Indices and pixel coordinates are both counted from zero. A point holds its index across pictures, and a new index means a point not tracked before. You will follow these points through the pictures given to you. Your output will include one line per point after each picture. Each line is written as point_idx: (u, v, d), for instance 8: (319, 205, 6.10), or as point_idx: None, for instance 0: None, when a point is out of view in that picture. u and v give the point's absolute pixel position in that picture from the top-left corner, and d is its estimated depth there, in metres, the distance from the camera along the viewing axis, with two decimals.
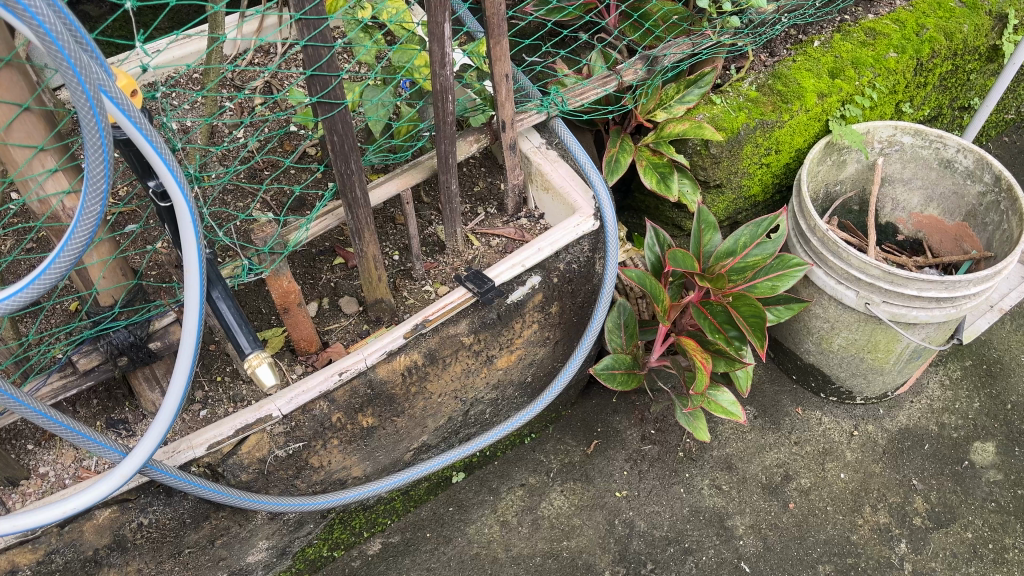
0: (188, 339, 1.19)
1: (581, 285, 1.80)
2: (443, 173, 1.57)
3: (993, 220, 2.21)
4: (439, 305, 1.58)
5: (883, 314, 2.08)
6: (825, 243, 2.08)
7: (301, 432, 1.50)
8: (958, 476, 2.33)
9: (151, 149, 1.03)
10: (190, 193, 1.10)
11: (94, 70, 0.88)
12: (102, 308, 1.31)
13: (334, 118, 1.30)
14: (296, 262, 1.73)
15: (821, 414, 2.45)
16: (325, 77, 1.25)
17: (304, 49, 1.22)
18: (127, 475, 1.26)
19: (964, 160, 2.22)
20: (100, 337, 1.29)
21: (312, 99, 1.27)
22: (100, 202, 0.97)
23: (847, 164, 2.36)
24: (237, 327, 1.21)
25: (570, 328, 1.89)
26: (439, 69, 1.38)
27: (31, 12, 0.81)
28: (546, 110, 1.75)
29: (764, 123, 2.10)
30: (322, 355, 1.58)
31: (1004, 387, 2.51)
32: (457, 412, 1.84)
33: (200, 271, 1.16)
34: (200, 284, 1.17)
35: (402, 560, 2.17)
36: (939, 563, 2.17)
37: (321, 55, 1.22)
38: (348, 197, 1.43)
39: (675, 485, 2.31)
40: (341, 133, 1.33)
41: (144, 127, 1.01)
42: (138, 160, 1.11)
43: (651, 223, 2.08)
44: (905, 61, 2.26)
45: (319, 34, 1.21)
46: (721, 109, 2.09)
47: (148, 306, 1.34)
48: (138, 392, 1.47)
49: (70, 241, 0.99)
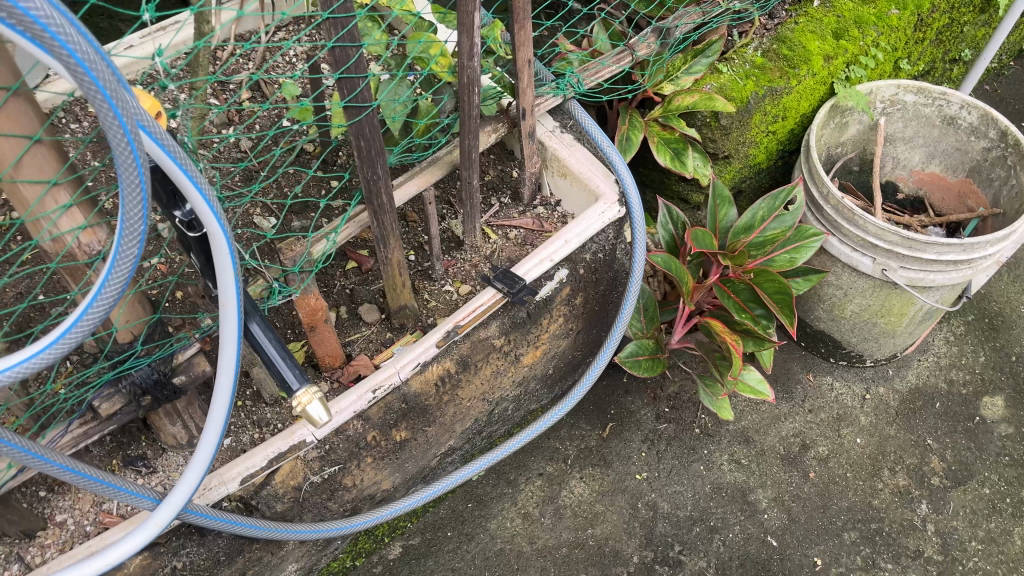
0: (226, 376, 1.09)
1: (605, 273, 1.72)
2: (465, 168, 1.48)
3: (999, 176, 2.18)
4: (468, 309, 1.50)
5: (900, 280, 2.04)
6: (840, 211, 2.03)
7: (336, 455, 1.42)
8: (971, 433, 2.34)
9: (185, 179, 0.91)
10: (226, 221, 0.99)
11: (130, 101, 0.77)
12: (121, 347, 1.19)
13: (362, 122, 1.19)
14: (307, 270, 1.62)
15: (832, 379, 2.43)
16: (353, 79, 1.14)
17: (332, 49, 1.11)
18: (162, 522, 1.18)
19: (968, 117, 2.18)
20: (121, 378, 1.18)
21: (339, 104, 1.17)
22: (137, 245, 0.86)
23: (849, 126, 2.31)
24: (280, 360, 1.10)
25: (592, 317, 1.82)
26: (467, 62, 1.28)
27: (64, 43, 0.70)
28: (562, 93, 1.67)
29: (772, 90, 2.04)
30: (348, 370, 1.49)
31: (1007, 339, 2.52)
32: (484, 413, 1.77)
33: (237, 303, 1.05)
34: (237, 318, 1.06)
35: (426, 562, 2.11)
36: (960, 521, 2.18)
37: (349, 55, 1.12)
38: (373, 203, 1.32)
39: (695, 462, 2.28)
40: (370, 139, 1.23)
41: (178, 155, 0.90)
42: (163, 188, 1.00)
43: (663, 200, 2.03)
44: (907, 16, 2.23)
45: (347, 34, 1.10)
46: (728, 78, 2.02)
47: (170, 341, 1.24)
48: (157, 428, 1.35)
49: (104, 289, 0.88)
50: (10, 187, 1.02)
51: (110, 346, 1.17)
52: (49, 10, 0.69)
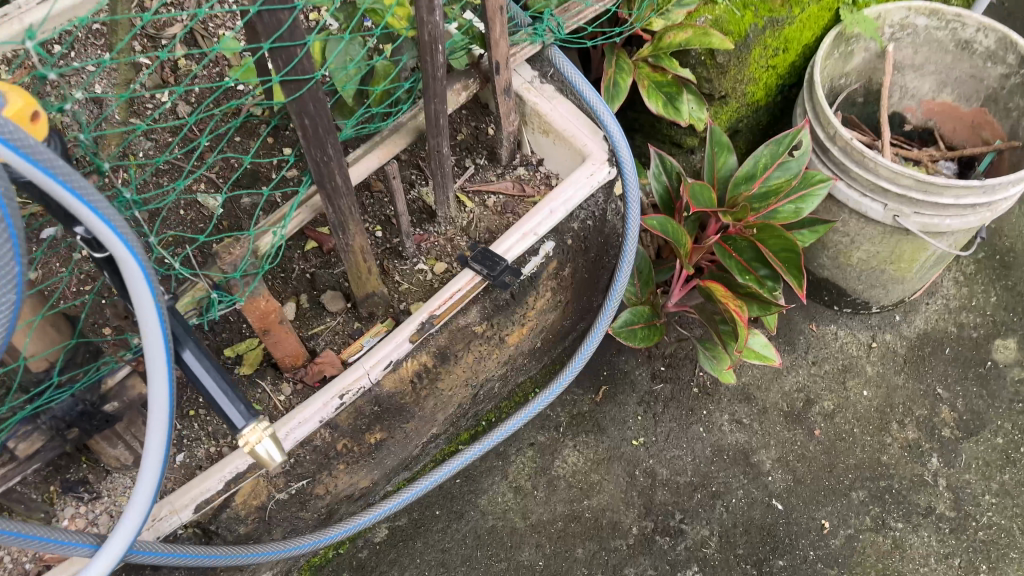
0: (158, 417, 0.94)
1: (595, 239, 1.56)
2: (432, 135, 1.29)
3: (1018, 105, 1.99)
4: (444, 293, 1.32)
5: (913, 226, 1.87)
6: (848, 153, 1.85)
7: (303, 468, 1.27)
8: (983, 379, 2.21)
9: (82, 205, 0.74)
10: (141, 246, 0.82)
11: None
12: (36, 376, 1.07)
13: (303, 98, 1.00)
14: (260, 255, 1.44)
15: (836, 327, 2.30)
16: (287, 48, 0.95)
17: (260, 14, 0.91)
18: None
19: (985, 40, 1.97)
20: (40, 412, 1.09)
21: (273, 79, 0.97)
22: None
23: (854, 54, 2.10)
24: (220, 395, 0.96)
25: (581, 286, 1.66)
26: (428, 16, 1.09)
27: None
28: (541, 39, 1.47)
29: (774, 21, 1.78)
30: (312, 370, 1.33)
31: (1019, 277, 2.38)
32: (468, 397, 1.62)
33: (164, 336, 0.90)
34: (165, 351, 0.91)
35: (414, 544, 2.00)
36: (973, 475, 2.08)
37: (281, 21, 0.92)
38: (326, 187, 1.14)
39: (694, 424, 2.15)
40: (319, 115, 1.04)
41: (70, 178, 0.72)
42: (58, 208, 0.82)
43: (654, 148, 1.83)
44: None
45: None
46: (724, 7, 1.75)
47: (96, 363, 1.13)
48: (97, 452, 1.20)
49: None
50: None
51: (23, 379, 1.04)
52: None
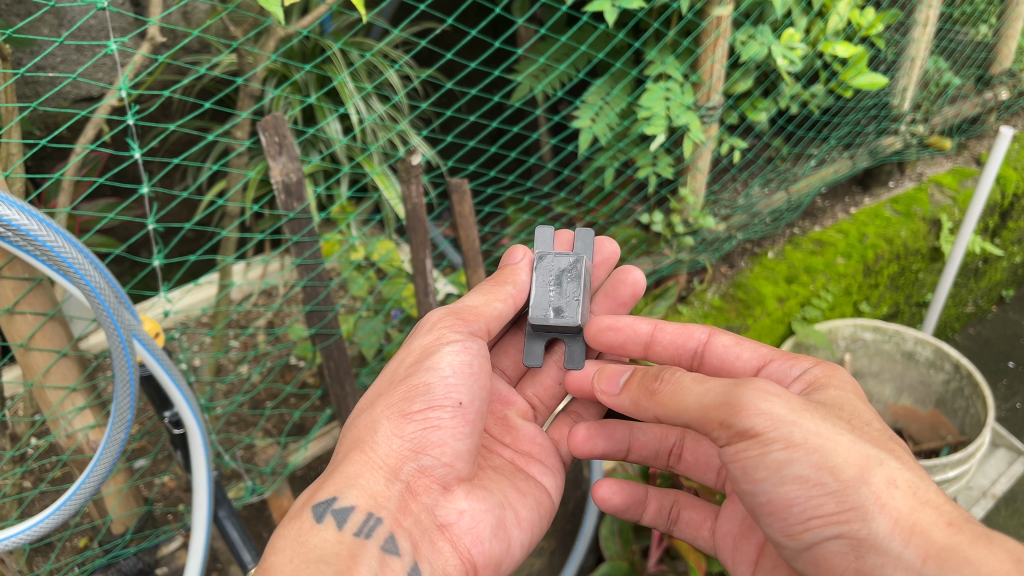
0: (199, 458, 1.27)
1: (572, 491, 1.94)
2: (418, 277, 1.56)
3: (962, 406, 2.03)
4: (486, 300, 1.15)
5: None
6: None
7: None
8: None
9: (169, 378, 1.17)
10: (160, 367, 1.15)
11: (127, 317, 1.06)
12: (114, 537, 1.40)
13: (329, 345, 1.58)
14: (292, 475, 1.78)
15: None
16: (321, 311, 1.54)
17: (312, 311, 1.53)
18: (199, 489, 1.28)
19: (924, 351, 2.10)
20: (110, 565, 1.37)
21: (312, 329, 1.55)
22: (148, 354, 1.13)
23: None
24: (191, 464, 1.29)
25: (563, 536, 1.89)
26: (424, 297, 1.60)
27: (85, 278, 0.99)
28: None
29: (729, 327, 2.14)
30: None
31: None
32: None
33: (193, 418, 1.23)
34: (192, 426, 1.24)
35: None
36: None
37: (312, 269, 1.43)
38: (339, 415, 1.69)
39: None
40: (332, 364, 1.60)
41: (145, 339, 1.11)
42: (156, 393, 1.23)
43: None
44: (853, 265, 2.36)
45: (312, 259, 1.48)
46: (688, 318, 2.14)
47: (156, 532, 1.46)
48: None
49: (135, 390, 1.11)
50: (23, 355, 1.21)
51: (104, 534, 1.37)
52: (107, 289, 1.02)
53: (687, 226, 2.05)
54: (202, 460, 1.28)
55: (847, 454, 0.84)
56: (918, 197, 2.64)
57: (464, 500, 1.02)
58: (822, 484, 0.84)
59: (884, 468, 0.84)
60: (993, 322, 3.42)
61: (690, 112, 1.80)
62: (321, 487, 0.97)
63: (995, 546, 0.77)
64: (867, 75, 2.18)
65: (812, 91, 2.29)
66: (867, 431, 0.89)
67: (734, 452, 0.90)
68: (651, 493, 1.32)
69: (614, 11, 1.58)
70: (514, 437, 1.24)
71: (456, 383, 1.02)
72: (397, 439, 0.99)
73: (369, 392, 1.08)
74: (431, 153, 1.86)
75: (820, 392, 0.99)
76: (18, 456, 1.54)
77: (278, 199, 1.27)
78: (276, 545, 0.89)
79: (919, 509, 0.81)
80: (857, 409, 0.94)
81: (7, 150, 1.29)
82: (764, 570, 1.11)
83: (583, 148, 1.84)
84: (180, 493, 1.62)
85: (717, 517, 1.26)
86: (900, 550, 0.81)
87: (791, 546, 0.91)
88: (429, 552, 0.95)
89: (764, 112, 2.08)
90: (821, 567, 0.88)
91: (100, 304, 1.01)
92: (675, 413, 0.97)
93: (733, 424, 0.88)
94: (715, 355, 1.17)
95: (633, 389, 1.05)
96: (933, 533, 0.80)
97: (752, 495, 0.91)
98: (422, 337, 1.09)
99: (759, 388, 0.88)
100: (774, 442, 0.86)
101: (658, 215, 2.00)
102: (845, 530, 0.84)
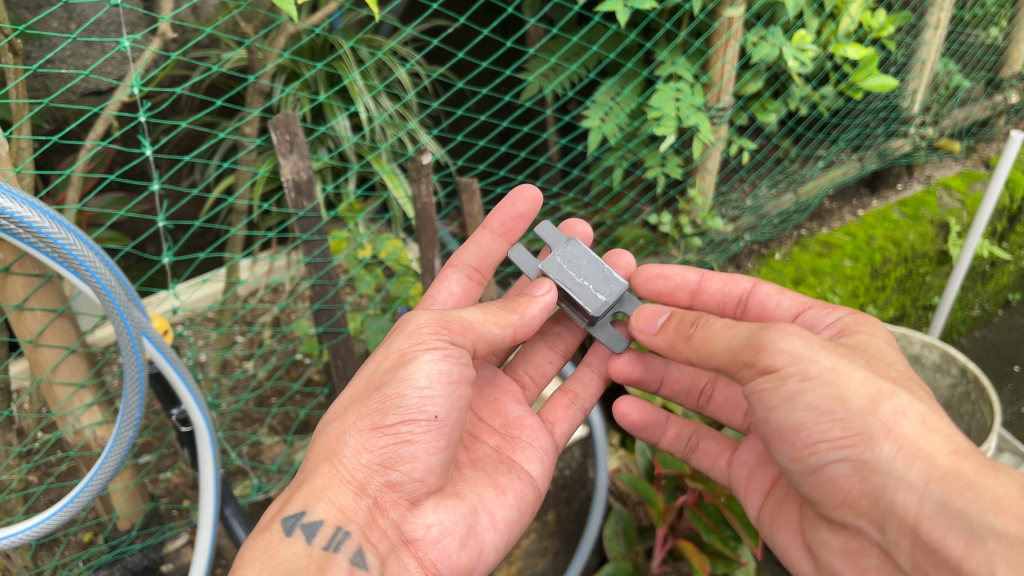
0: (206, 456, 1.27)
1: (577, 491, 1.93)
2: (426, 275, 1.56)
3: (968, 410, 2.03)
4: (483, 319, 1.10)
5: None
6: None
7: None
8: None
9: (179, 377, 1.16)
10: (169, 367, 1.15)
11: (138, 315, 1.06)
12: (120, 533, 1.40)
13: (337, 343, 1.58)
14: None
15: None
16: (329, 310, 1.53)
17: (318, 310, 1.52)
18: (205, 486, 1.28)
19: (931, 355, 2.09)
20: (115, 562, 1.38)
21: (319, 328, 1.53)
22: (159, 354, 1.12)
23: None
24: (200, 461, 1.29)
25: (568, 536, 1.89)
26: None
27: (97, 276, 0.99)
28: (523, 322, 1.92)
29: None
30: None
31: None
32: None
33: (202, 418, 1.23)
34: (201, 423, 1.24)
35: None
36: None
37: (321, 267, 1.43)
38: None
39: None
40: (339, 361, 1.61)
41: (156, 339, 1.11)
42: (164, 390, 1.24)
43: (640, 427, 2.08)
44: (860, 268, 2.35)
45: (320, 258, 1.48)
46: None
47: (162, 529, 1.46)
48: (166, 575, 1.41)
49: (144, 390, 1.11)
50: (32, 351, 1.20)
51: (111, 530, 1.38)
52: (119, 288, 1.02)
53: (695, 227, 2.04)
54: (209, 458, 1.28)
55: (859, 385, 0.88)
56: (927, 200, 2.63)
57: (433, 513, 1.01)
58: (832, 412, 0.89)
59: (896, 399, 0.88)
60: (1000, 325, 3.41)
61: (700, 114, 1.80)
62: (290, 499, 0.97)
63: (1003, 475, 0.80)
64: (877, 77, 2.16)
65: (822, 93, 2.28)
66: (888, 370, 0.96)
67: (754, 387, 0.95)
68: (672, 421, 1.33)
69: (627, 11, 1.57)
70: (504, 420, 1.24)
71: (431, 396, 1.00)
72: (366, 453, 0.98)
73: (343, 396, 1.07)
74: (441, 149, 1.86)
75: (851, 337, 1.05)
76: (25, 452, 1.54)
77: (288, 196, 1.27)
78: (245, 559, 0.89)
79: (926, 437, 0.85)
80: (882, 353, 1.00)
81: (17, 146, 1.29)
82: (776, 498, 1.15)
83: (592, 148, 1.84)
84: (185, 490, 1.62)
85: (735, 449, 1.26)
86: (904, 470, 0.85)
87: (799, 469, 0.97)
88: (394, 569, 0.95)
89: (774, 113, 2.07)
90: (829, 484, 0.94)
91: (111, 302, 1.01)
92: (706, 357, 1.01)
93: (756, 362, 0.93)
94: (759, 302, 1.22)
95: (670, 334, 1.08)
96: (937, 458, 0.83)
97: (765, 422, 0.97)
98: (401, 340, 1.06)
99: (781, 329, 0.93)
100: (790, 374, 0.90)
101: (666, 216, 1.99)
102: (851, 453, 0.89)
